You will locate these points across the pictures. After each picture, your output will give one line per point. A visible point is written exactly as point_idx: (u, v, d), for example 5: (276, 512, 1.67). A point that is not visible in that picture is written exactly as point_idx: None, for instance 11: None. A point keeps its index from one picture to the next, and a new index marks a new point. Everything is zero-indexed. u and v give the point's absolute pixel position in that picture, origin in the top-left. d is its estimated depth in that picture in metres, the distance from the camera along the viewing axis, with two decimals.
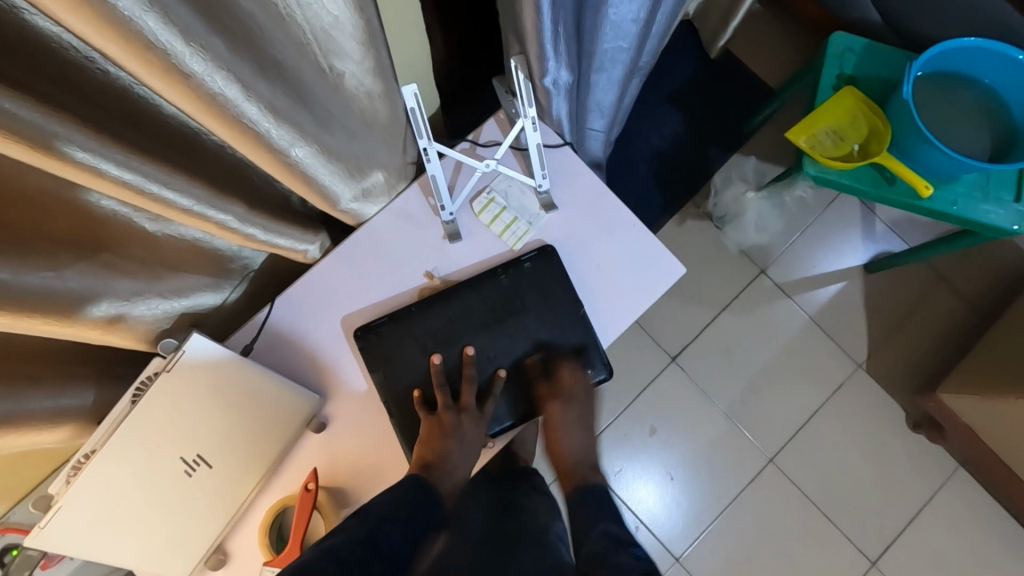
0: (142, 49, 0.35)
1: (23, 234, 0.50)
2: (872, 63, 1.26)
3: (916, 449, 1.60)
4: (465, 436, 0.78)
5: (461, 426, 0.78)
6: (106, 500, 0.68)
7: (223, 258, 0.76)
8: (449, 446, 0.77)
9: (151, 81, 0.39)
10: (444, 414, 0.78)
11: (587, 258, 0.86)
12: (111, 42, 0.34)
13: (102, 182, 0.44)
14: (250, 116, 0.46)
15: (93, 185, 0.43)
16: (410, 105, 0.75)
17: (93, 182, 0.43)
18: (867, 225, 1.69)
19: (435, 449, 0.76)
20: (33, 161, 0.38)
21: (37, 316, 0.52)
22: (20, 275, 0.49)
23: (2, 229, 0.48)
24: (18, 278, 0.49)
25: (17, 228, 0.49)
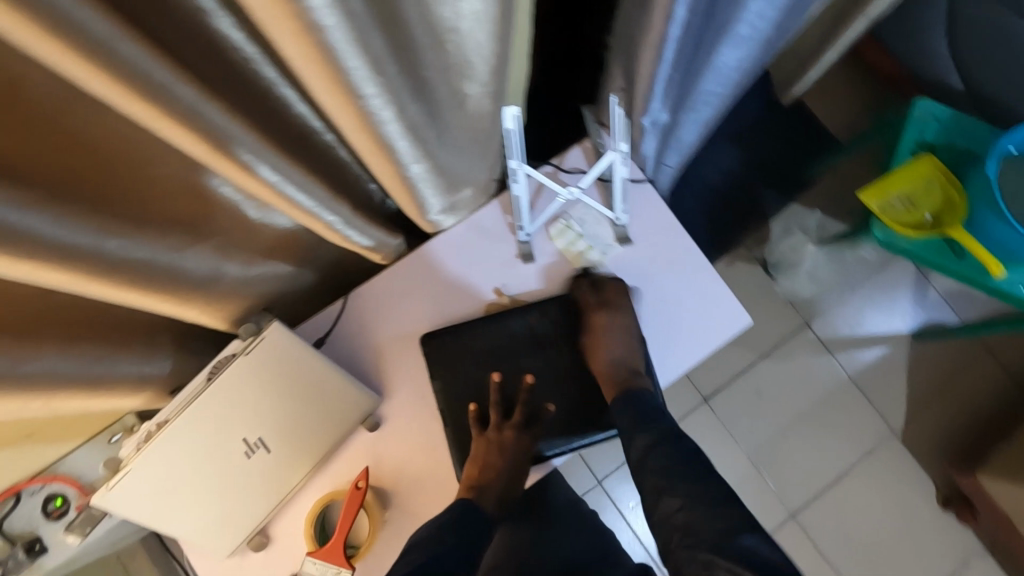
0: (334, 76, 0.36)
1: (164, 216, 0.55)
2: (952, 133, 1.25)
3: (943, 525, 1.56)
4: (510, 455, 0.77)
5: (507, 444, 0.77)
6: (171, 471, 0.70)
7: (304, 248, 0.78)
8: (494, 461, 0.76)
9: (324, 98, 0.40)
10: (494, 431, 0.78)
11: (654, 295, 0.87)
12: (311, 67, 0.35)
13: (229, 166, 0.46)
14: (390, 133, 0.48)
15: (238, 178, 0.48)
16: (508, 126, 0.73)
17: (227, 168, 0.46)
18: (920, 292, 1.66)
19: (480, 465, 0.77)
20: (197, 151, 0.43)
21: (160, 294, 0.56)
22: (150, 252, 0.53)
23: (148, 208, 0.53)
24: (155, 258, 0.54)
25: (159, 208, 0.54)
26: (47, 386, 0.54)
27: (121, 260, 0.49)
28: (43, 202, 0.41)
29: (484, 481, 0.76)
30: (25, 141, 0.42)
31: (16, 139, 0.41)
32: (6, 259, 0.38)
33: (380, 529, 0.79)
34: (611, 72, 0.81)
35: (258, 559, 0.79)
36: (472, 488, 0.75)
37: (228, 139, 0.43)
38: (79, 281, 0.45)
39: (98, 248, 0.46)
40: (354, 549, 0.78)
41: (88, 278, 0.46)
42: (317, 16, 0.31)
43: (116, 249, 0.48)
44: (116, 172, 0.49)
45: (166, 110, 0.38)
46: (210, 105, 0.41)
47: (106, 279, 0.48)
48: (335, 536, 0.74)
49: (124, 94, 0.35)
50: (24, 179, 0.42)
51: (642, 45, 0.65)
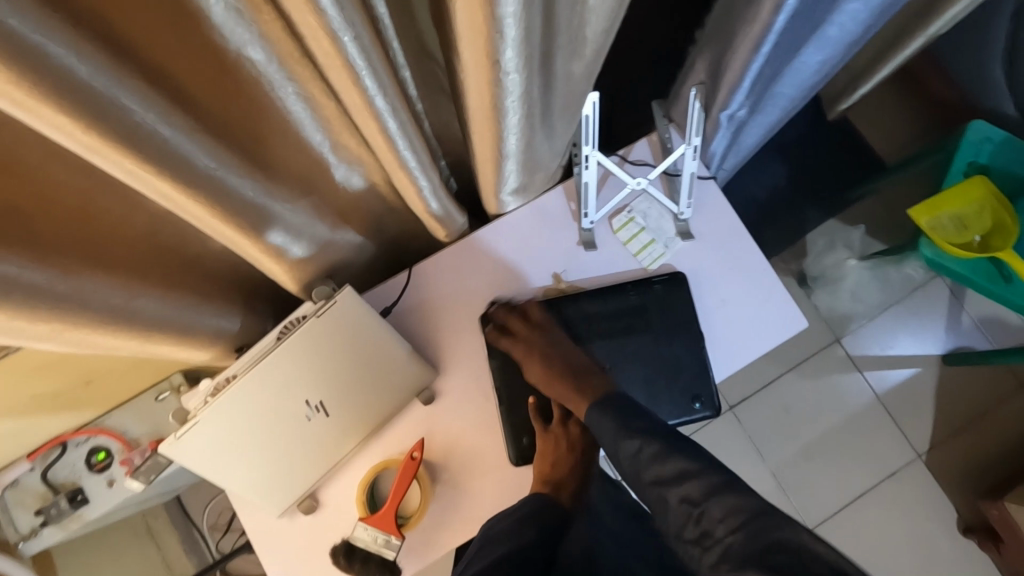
0: (489, 26, 0.38)
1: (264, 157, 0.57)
2: (1007, 157, 1.24)
3: (963, 552, 1.55)
4: (581, 448, 0.77)
5: (576, 438, 0.78)
6: (234, 423, 0.71)
7: (374, 219, 0.79)
8: (568, 457, 0.76)
9: (463, 45, 0.41)
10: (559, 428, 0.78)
11: (711, 292, 0.87)
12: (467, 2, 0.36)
13: (363, 108, 0.47)
14: (509, 102, 0.49)
15: (366, 124, 0.50)
16: (586, 112, 0.77)
17: (358, 106, 0.47)
18: (954, 317, 1.65)
19: (552, 461, 0.76)
20: (345, 90, 0.45)
21: (248, 233, 0.58)
22: (243, 184, 0.54)
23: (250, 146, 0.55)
24: (253, 198, 0.56)
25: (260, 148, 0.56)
26: (138, 315, 0.56)
27: (219, 186, 0.51)
28: (165, 107, 0.43)
29: (559, 477, 0.74)
30: (172, 55, 0.43)
31: (175, 54, 0.44)
32: (118, 150, 0.40)
33: (430, 502, 0.79)
34: (689, 67, 0.82)
35: (307, 522, 0.79)
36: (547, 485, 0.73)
37: (368, 81, 0.44)
38: (172, 190, 0.47)
39: (202, 166, 0.48)
40: (405, 520, 0.78)
41: (185, 194, 0.48)
42: None
43: (217, 171, 0.51)
44: (236, 106, 0.51)
45: (333, 38, 0.38)
46: (370, 49, 0.42)
47: (198, 201, 0.50)
48: (388, 504, 0.75)
49: (306, 11, 0.36)
50: (166, 85, 0.45)
51: (735, 35, 0.65)
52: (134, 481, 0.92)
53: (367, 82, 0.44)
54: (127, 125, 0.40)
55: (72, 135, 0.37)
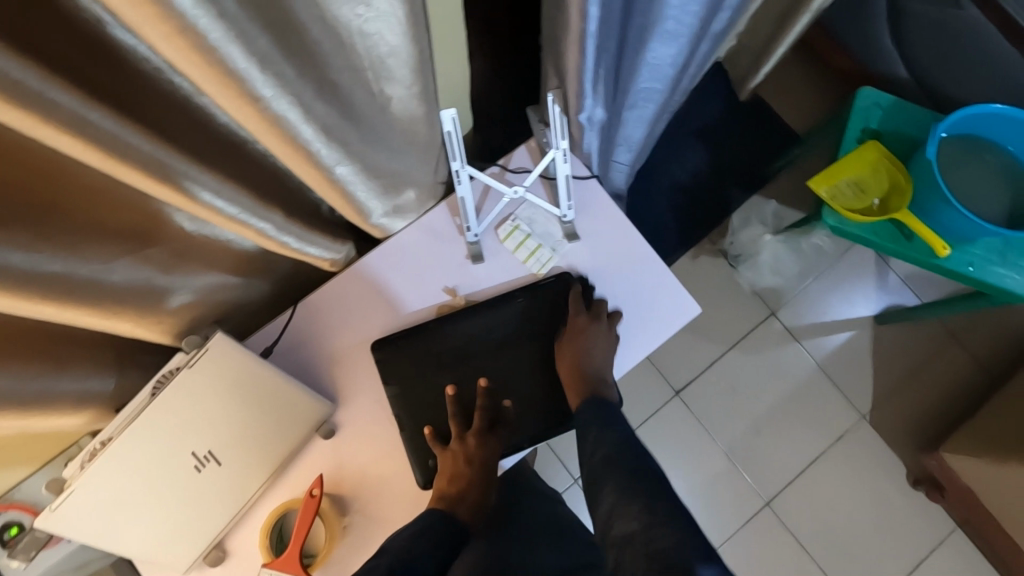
0: (225, 77, 0.37)
1: (79, 226, 0.53)
2: (897, 120, 1.28)
3: (917, 505, 1.59)
4: (481, 463, 0.77)
5: (475, 452, 0.77)
6: (116, 487, 0.69)
7: (249, 261, 0.78)
8: (465, 474, 0.76)
9: (220, 99, 0.41)
10: (457, 443, 0.78)
11: (603, 289, 0.88)
12: (195, 69, 0.36)
13: (141, 177, 0.44)
14: (305, 137, 0.49)
15: (152, 189, 0.46)
16: (448, 128, 0.77)
17: (150, 185, 0.45)
18: (882, 277, 1.69)
19: (451, 479, 0.76)
20: (101, 164, 0.41)
21: (79, 305, 0.54)
22: (70, 266, 0.52)
23: (56, 218, 0.50)
24: (69, 270, 0.52)
25: (71, 217, 0.52)
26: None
27: (43, 277, 0.49)
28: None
29: (456, 491, 0.75)
30: None
31: None
32: None
33: (339, 537, 0.78)
34: (548, 71, 0.82)
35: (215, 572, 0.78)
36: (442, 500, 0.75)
37: (126, 142, 0.41)
38: None
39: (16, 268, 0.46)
40: (311, 558, 0.77)
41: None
42: (188, 14, 0.32)
43: (37, 266, 0.48)
44: (17, 182, 0.46)
45: (74, 132, 0.37)
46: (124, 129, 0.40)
47: (24, 295, 0.48)
48: (289, 547, 0.74)
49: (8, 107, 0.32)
50: None
51: (565, 39, 0.66)
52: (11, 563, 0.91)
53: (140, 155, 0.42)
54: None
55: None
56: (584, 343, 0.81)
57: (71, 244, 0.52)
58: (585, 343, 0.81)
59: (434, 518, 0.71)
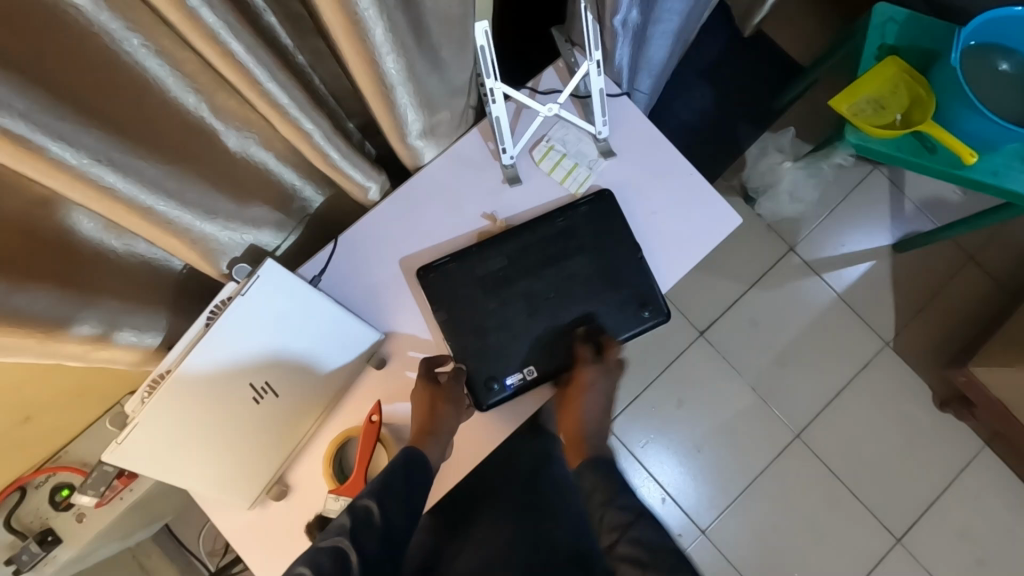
0: None
1: (134, 127, 0.51)
2: (915, 34, 1.26)
3: (944, 427, 1.61)
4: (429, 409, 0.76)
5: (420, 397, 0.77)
6: (180, 417, 0.69)
7: (285, 193, 0.78)
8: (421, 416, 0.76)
9: None
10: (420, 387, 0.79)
11: (643, 205, 0.87)
12: None
13: (209, 44, 0.42)
14: (360, 5, 0.46)
15: (215, 61, 0.44)
16: (481, 43, 0.75)
17: (213, 57, 0.43)
18: (897, 206, 1.69)
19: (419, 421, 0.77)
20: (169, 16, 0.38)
21: (134, 214, 0.53)
22: (131, 161, 0.50)
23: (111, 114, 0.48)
24: (130, 165, 0.50)
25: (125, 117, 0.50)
26: (34, 317, 0.54)
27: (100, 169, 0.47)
28: (24, 97, 0.38)
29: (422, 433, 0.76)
30: None
31: None
32: None
33: None
34: None
35: (278, 507, 0.78)
36: (426, 433, 0.75)
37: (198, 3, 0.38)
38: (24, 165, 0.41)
39: (78, 163, 0.44)
40: None
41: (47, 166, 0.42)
42: None
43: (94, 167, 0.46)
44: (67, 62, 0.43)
45: None
46: None
47: (81, 189, 0.46)
48: (355, 471, 0.75)
49: None
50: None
51: None
52: (83, 498, 0.90)
53: (212, 21, 0.40)
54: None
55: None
56: (584, 399, 0.83)
57: (129, 142, 0.50)
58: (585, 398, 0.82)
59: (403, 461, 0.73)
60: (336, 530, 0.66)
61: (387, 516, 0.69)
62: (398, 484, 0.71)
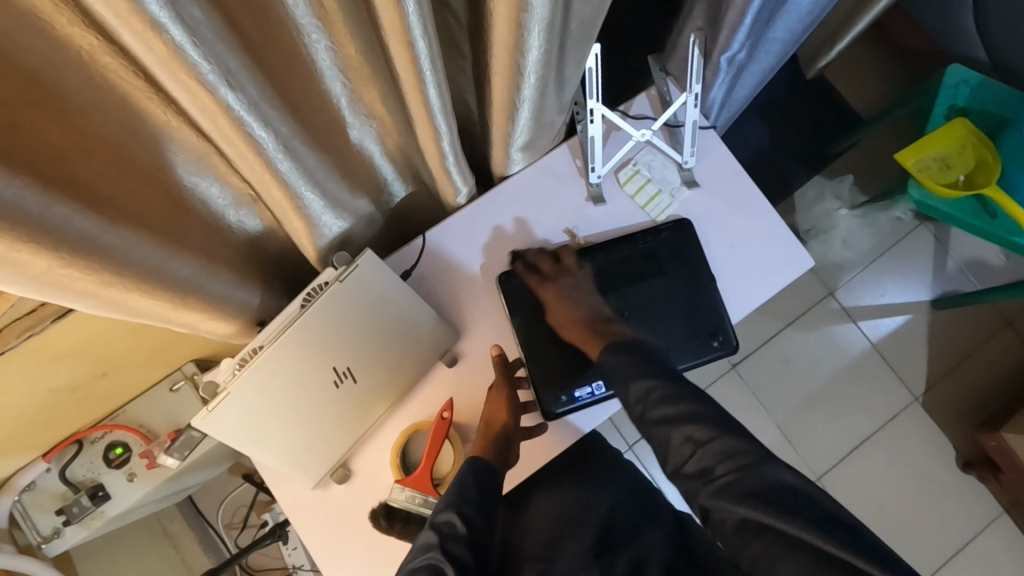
0: None
1: (287, 95, 0.54)
2: (988, 98, 1.28)
3: (964, 488, 1.62)
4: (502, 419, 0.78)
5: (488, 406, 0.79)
6: (266, 392, 0.71)
7: (381, 185, 0.80)
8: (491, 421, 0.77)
9: None
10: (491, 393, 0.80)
11: (720, 235, 0.89)
12: None
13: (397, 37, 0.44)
14: (532, 27, 0.49)
15: (393, 46, 0.46)
16: (589, 65, 0.78)
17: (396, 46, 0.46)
18: (940, 263, 1.70)
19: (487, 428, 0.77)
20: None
21: (271, 179, 0.55)
22: (286, 135, 0.53)
23: (270, 78, 0.51)
24: (284, 140, 0.52)
25: (282, 80, 0.53)
26: (174, 280, 0.58)
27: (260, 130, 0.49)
28: (225, 53, 0.41)
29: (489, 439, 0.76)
30: None
31: None
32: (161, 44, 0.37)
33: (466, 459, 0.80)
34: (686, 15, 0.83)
35: (339, 490, 0.79)
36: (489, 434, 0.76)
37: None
38: (203, 108, 0.43)
39: (260, 137, 0.49)
40: (440, 481, 0.79)
41: (222, 115, 0.44)
42: None
43: (269, 144, 0.51)
44: (248, 22, 0.46)
45: None
46: None
47: (246, 154, 0.50)
48: (422, 465, 0.77)
49: None
50: None
51: None
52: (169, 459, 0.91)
53: (416, 27, 0.43)
54: (194, 76, 0.40)
55: (159, 62, 0.38)
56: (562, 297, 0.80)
57: (292, 121, 0.55)
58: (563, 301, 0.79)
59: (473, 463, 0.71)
60: (425, 547, 0.62)
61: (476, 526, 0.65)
62: (478, 475, 0.70)
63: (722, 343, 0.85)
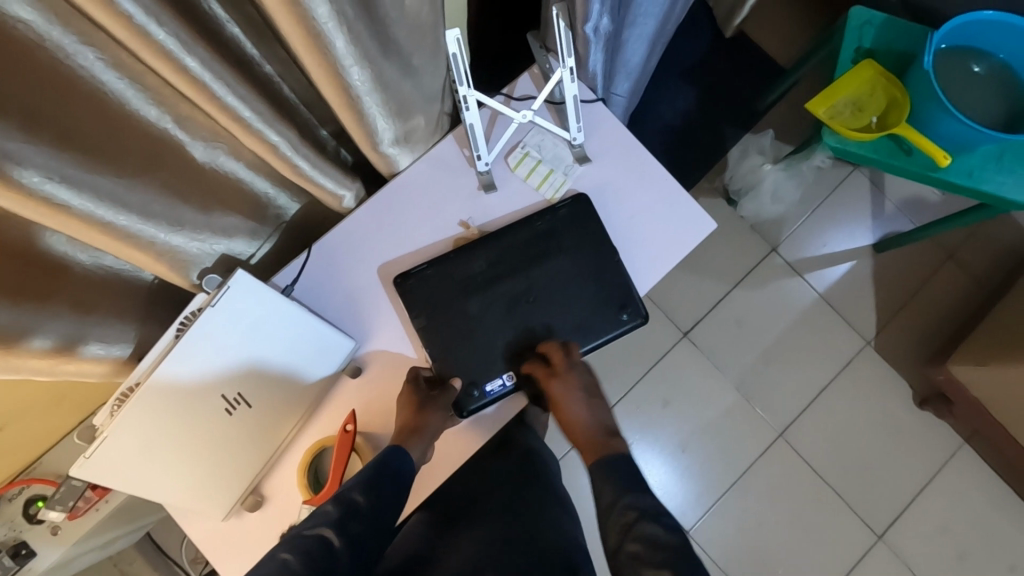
0: None
1: (104, 142, 0.51)
2: (891, 36, 1.27)
3: (924, 424, 1.63)
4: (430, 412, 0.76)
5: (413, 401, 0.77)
6: (147, 432, 0.68)
7: (258, 200, 0.77)
8: (413, 417, 0.76)
9: None
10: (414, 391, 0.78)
11: (619, 208, 0.87)
12: None
13: (155, 56, 0.41)
14: (320, 18, 0.46)
15: (162, 70, 0.43)
16: (452, 51, 0.74)
17: (166, 70, 0.43)
18: (877, 205, 1.71)
19: (410, 420, 0.75)
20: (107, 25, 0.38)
21: (89, 226, 0.52)
22: (93, 180, 0.50)
23: (84, 131, 0.49)
24: (82, 185, 0.49)
25: (97, 132, 0.50)
26: (18, 337, 0.56)
27: (48, 182, 0.46)
28: None
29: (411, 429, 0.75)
30: None
31: None
32: None
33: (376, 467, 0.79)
34: None
35: (254, 520, 0.77)
36: (412, 432, 0.75)
37: (141, 17, 0.38)
38: None
39: (29, 178, 0.44)
40: None
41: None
42: None
43: (73, 187, 0.48)
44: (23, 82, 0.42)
45: None
46: (155, 9, 0.39)
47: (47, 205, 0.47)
48: (330, 481, 0.75)
49: None
50: None
51: None
52: (52, 512, 0.91)
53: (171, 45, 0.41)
54: None
55: None
56: (568, 401, 0.84)
57: (106, 157, 0.52)
58: (572, 385, 0.82)
59: (395, 451, 0.73)
60: (321, 521, 0.67)
61: (378, 506, 0.70)
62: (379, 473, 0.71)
63: (630, 316, 0.83)
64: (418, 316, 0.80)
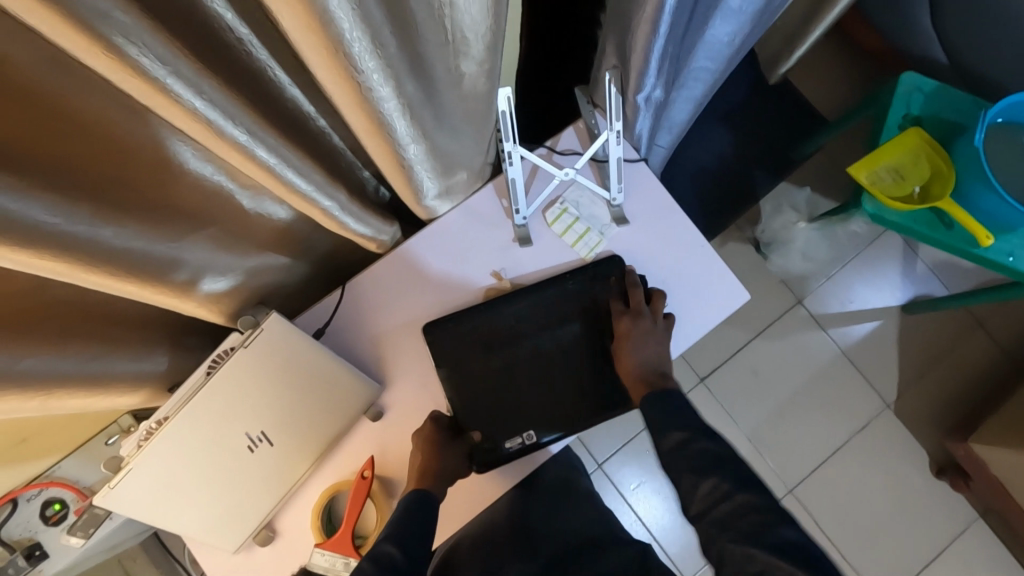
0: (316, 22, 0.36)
1: (150, 199, 0.54)
2: (940, 105, 1.25)
3: (939, 494, 1.60)
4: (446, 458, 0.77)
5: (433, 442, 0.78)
6: (171, 466, 0.69)
7: (296, 242, 0.77)
8: (431, 460, 0.76)
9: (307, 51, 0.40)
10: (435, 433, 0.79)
11: (653, 271, 0.87)
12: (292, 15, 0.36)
13: (218, 140, 0.44)
14: (387, 112, 0.51)
15: (225, 152, 0.46)
16: (502, 108, 0.77)
17: (228, 152, 0.45)
18: (908, 265, 1.68)
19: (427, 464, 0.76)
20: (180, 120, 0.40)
21: (135, 280, 0.55)
22: (136, 237, 0.53)
23: (126, 189, 0.52)
24: (123, 243, 0.52)
25: (143, 189, 0.53)
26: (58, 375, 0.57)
27: (95, 243, 0.48)
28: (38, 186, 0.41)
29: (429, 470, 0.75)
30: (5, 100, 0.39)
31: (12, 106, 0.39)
32: None
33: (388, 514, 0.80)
34: (607, 51, 0.83)
35: (265, 554, 0.79)
36: (428, 477, 0.75)
37: (210, 113, 0.41)
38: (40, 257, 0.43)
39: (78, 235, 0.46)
40: (362, 539, 0.79)
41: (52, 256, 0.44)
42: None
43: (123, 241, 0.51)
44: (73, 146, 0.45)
45: (164, 91, 0.37)
46: (227, 106, 0.42)
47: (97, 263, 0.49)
48: (342, 526, 0.75)
49: (115, 66, 0.34)
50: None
51: (638, 19, 0.66)
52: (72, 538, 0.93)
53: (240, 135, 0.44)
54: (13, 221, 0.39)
55: None
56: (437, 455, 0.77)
57: (153, 212, 0.55)
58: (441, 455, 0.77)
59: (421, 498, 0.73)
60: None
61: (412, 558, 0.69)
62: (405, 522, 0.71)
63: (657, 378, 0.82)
64: (444, 365, 0.81)
